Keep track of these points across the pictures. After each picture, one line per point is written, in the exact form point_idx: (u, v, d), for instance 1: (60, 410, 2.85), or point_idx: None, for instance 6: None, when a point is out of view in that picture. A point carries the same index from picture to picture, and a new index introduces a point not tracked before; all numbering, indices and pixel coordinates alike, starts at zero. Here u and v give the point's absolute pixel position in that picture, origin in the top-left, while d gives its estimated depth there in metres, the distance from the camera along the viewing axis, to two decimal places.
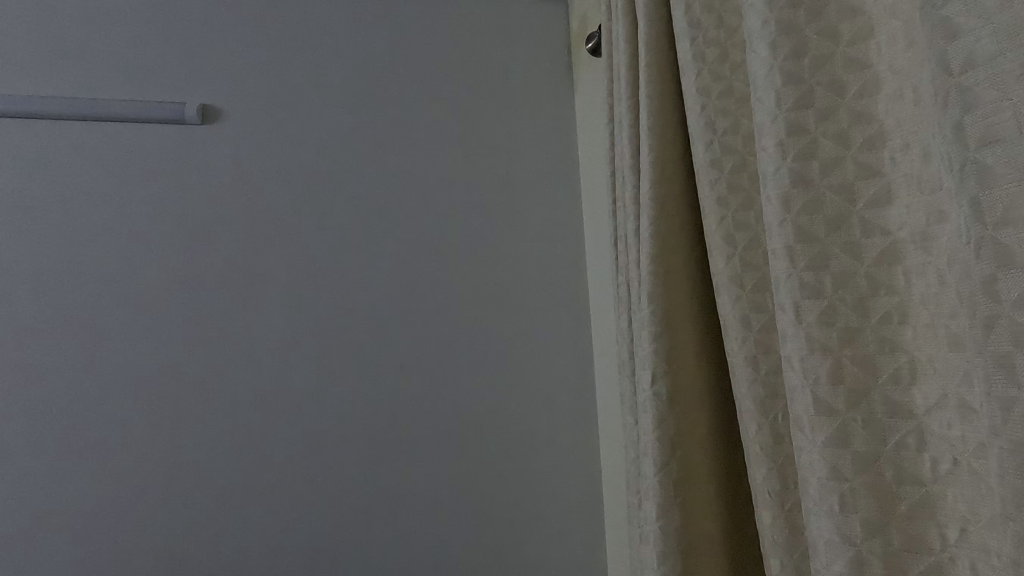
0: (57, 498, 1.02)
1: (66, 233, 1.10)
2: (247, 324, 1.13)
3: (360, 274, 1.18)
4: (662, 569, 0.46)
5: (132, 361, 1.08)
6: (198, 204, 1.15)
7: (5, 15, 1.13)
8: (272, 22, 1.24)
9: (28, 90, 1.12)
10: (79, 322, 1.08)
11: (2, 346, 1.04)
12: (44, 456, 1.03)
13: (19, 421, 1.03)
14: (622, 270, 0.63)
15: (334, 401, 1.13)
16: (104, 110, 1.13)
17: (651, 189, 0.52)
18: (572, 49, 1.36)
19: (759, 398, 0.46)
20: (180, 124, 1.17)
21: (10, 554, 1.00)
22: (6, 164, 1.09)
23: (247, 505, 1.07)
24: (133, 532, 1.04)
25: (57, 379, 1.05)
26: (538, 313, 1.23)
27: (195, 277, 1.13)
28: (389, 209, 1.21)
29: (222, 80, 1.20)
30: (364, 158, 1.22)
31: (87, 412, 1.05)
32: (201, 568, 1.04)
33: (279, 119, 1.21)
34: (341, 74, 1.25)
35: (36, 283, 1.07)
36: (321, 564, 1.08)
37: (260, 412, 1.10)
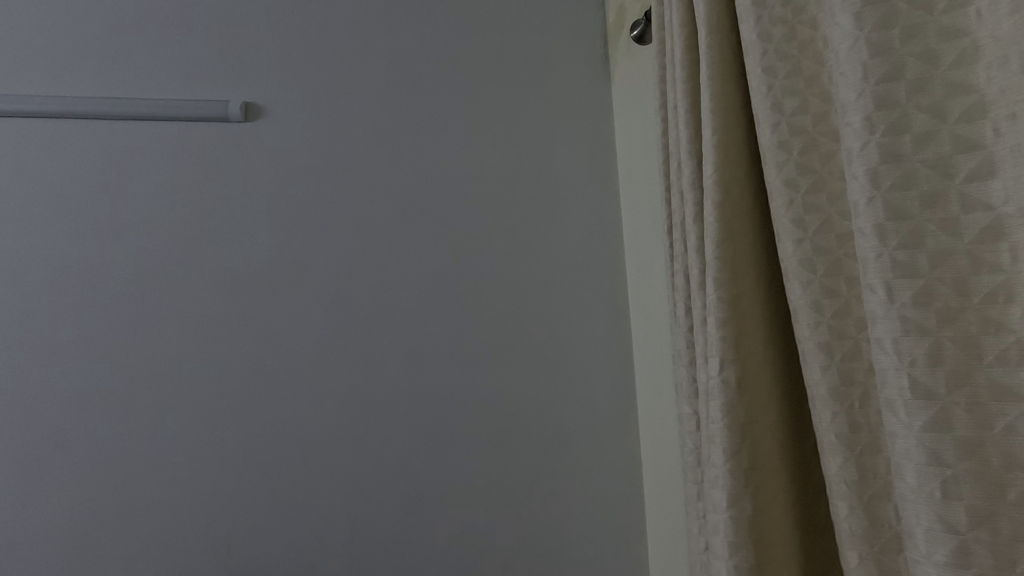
0: (113, 486, 1.06)
1: (117, 230, 1.13)
2: (289, 318, 1.15)
3: (399, 269, 1.19)
4: (734, 561, 0.45)
5: (181, 354, 1.11)
6: (242, 200, 1.17)
7: (61, 19, 1.17)
8: (311, 20, 1.25)
9: (83, 91, 1.16)
10: (130, 315, 1.11)
11: (62, 337, 1.09)
12: (101, 444, 1.07)
13: (77, 410, 1.07)
14: (679, 258, 0.62)
15: (375, 394, 1.14)
16: (153, 109, 1.16)
17: (715, 172, 0.51)
18: (608, 39, 1.34)
19: (834, 385, 0.45)
20: (224, 121, 1.19)
21: (70, 538, 1.04)
22: (64, 163, 1.14)
23: (291, 496, 1.09)
24: (183, 521, 1.07)
25: (111, 370, 1.09)
26: (577, 306, 1.22)
27: (240, 272, 1.15)
28: (426, 204, 1.22)
29: (263, 78, 1.22)
30: (402, 153, 1.23)
31: (140, 402, 1.09)
32: (248, 557, 1.07)
33: (318, 116, 1.22)
34: (378, 70, 1.26)
35: (92, 278, 1.11)
36: (364, 555, 1.09)
37: (304, 404, 1.12)
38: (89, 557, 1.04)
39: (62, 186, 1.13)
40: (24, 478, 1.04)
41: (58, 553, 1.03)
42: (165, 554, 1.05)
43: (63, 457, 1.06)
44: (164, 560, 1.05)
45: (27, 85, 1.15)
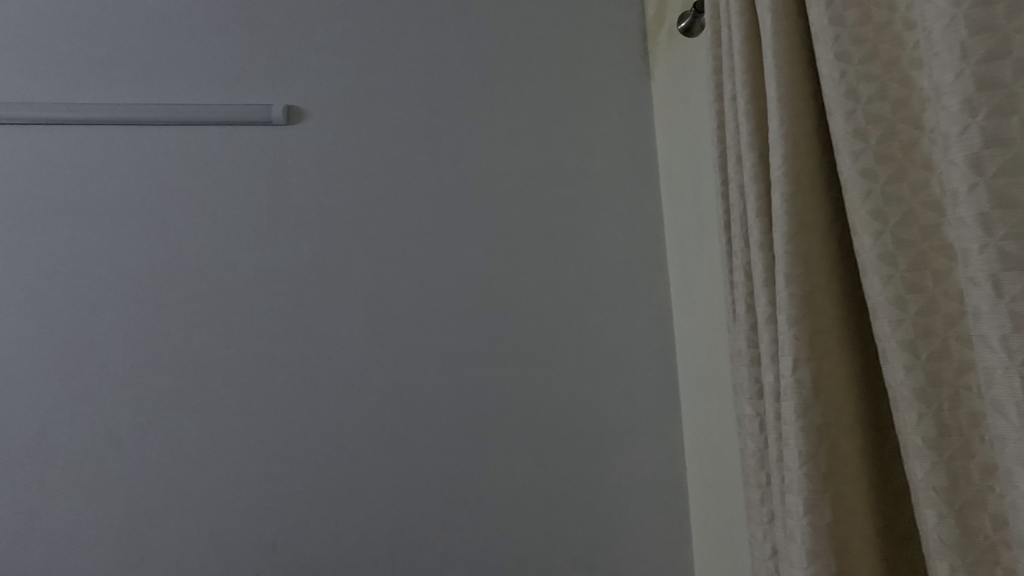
0: (164, 481, 1.09)
1: (166, 233, 1.17)
2: (331, 319, 1.16)
3: (438, 268, 1.19)
4: (813, 569, 0.43)
5: (227, 353, 1.14)
6: (285, 202, 1.19)
7: (115, 31, 1.22)
8: (350, 23, 1.27)
9: (135, 99, 1.21)
10: (179, 315, 1.14)
11: (115, 337, 1.13)
12: (152, 441, 1.10)
13: (130, 407, 1.11)
14: (739, 254, 0.60)
15: (415, 394, 1.14)
16: (199, 114, 1.19)
17: (784, 164, 0.49)
18: (647, 34, 1.31)
19: (920, 386, 0.42)
20: (267, 124, 1.21)
21: (123, 532, 1.07)
22: (117, 168, 1.18)
23: (334, 495, 1.10)
24: (231, 517, 1.09)
25: (161, 368, 1.12)
26: (618, 306, 1.20)
27: (283, 273, 1.17)
28: (465, 203, 1.22)
29: (304, 81, 1.24)
30: (440, 153, 1.23)
31: (188, 400, 1.12)
32: (294, 554, 1.08)
33: (357, 118, 1.23)
34: (416, 71, 1.26)
35: (143, 279, 1.15)
36: (406, 556, 1.09)
37: (346, 403, 1.13)
38: (142, 551, 1.07)
39: (115, 191, 1.17)
40: (81, 473, 1.08)
41: (113, 547, 1.06)
42: (213, 551, 1.07)
43: (117, 454, 1.09)
44: (211, 556, 1.07)
45: (84, 95, 1.20)
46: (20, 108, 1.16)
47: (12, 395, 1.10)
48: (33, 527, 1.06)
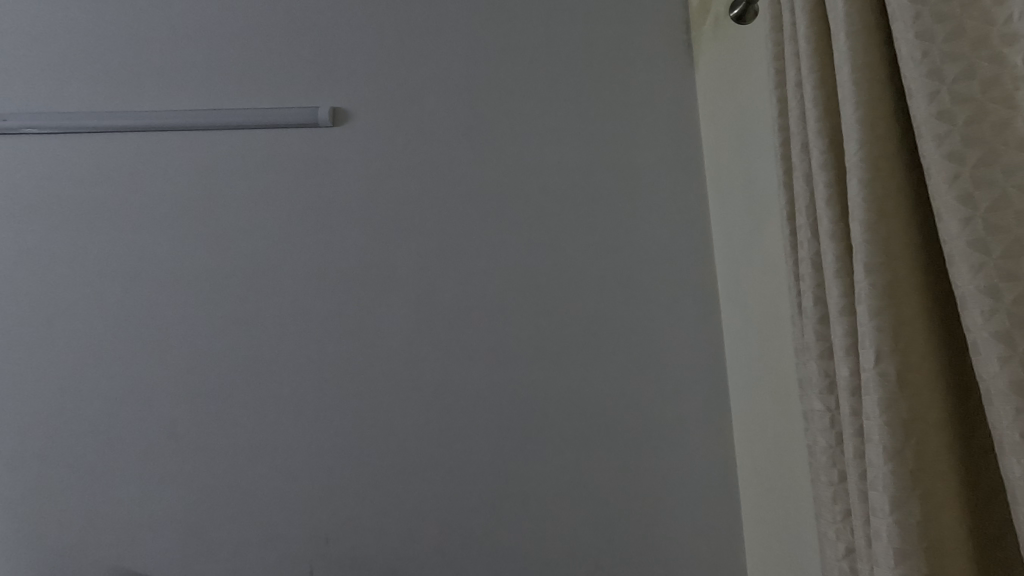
0: (221, 475, 1.12)
1: (219, 234, 1.20)
2: (378, 317, 1.17)
3: (482, 266, 1.19)
4: (902, 570, 0.41)
5: (278, 351, 1.16)
6: (332, 203, 1.21)
7: (170, 41, 1.27)
8: (392, 25, 1.28)
9: (188, 105, 1.25)
10: (233, 314, 1.18)
11: (174, 335, 1.17)
12: (210, 435, 1.14)
13: (188, 403, 1.15)
14: (806, 244, 0.58)
15: (462, 390, 1.15)
16: (249, 118, 1.22)
17: (860, 149, 0.47)
18: (691, 25, 1.29)
19: (1018, 380, 0.40)
20: (314, 127, 1.24)
21: (184, 523, 1.11)
22: (174, 172, 1.22)
23: (383, 491, 1.12)
24: (285, 510, 1.11)
25: (216, 366, 1.16)
26: (665, 301, 1.18)
27: (331, 272, 1.19)
28: (508, 200, 1.22)
29: (349, 84, 1.26)
30: (483, 152, 1.23)
31: (243, 396, 1.15)
32: (346, 548, 1.10)
33: (401, 118, 1.25)
34: (457, 70, 1.27)
35: (199, 280, 1.19)
36: (454, 551, 1.10)
37: (394, 399, 1.15)
38: (201, 543, 1.10)
39: (171, 195, 1.22)
40: (144, 466, 1.13)
41: (174, 538, 1.11)
42: (268, 543, 1.10)
43: (176, 448, 1.13)
44: (267, 548, 1.10)
45: (142, 103, 1.25)
46: (84, 118, 1.22)
47: (80, 392, 1.15)
48: (101, 516, 1.11)
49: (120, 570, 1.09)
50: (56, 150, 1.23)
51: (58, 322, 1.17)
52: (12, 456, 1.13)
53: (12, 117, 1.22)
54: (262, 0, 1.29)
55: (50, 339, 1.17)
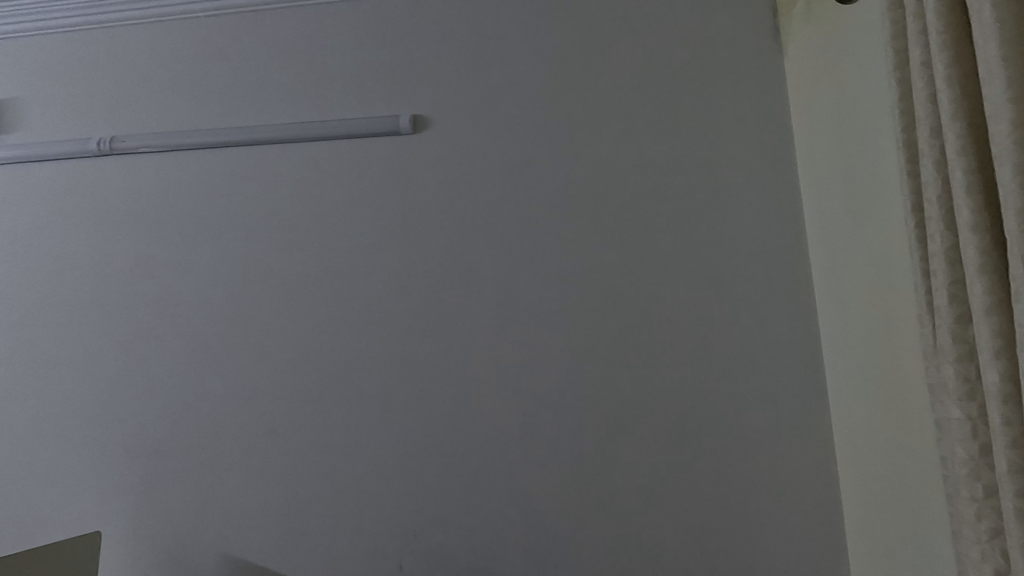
0: (315, 470, 1.18)
1: (311, 240, 1.26)
2: (459, 318, 1.19)
3: (563, 267, 1.18)
4: None
5: (367, 351, 1.21)
6: (413, 207, 1.25)
7: (263, 60, 1.35)
8: (469, 32, 1.30)
9: (280, 119, 1.32)
10: (322, 316, 1.23)
11: (270, 337, 1.24)
12: (304, 432, 1.20)
13: (285, 401, 1.21)
14: (937, 238, 0.54)
15: (543, 391, 1.15)
16: (335, 129, 1.28)
17: (1013, 133, 0.43)
18: (778, 8, 1.22)
19: None
20: (395, 135, 1.28)
21: (281, 514, 1.17)
22: (268, 183, 1.30)
23: (468, 489, 1.13)
24: (374, 506, 1.15)
25: (310, 366, 1.22)
26: (756, 300, 1.13)
27: (414, 275, 1.22)
28: (586, 198, 1.20)
29: (428, 91, 1.29)
30: (560, 151, 1.23)
31: (333, 395, 1.20)
32: (432, 544, 1.12)
33: (478, 122, 1.26)
34: (533, 71, 1.27)
35: (291, 284, 1.25)
36: (539, 552, 1.10)
37: (476, 399, 1.16)
38: (299, 534, 1.16)
39: (268, 204, 1.29)
40: (247, 460, 1.20)
41: (275, 529, 1.17)
42: (360, 537, 1.15)
43: (275, 444, 1.20)
44: (358, 541, 1.14)
45: (239, 119, 1.33)
46: (190, 136, 1.32)
47: (191, 391, 1.24)
48: (209, 506, 1.19)
49: (228, 557, 1.17)
50: (166, 167, 1.33)
51: (170, 325, 1.27)
52: (133, 448, 1.23)
53: (129, 139, 1.33)
54: (345, 16, 1.34)
55: (162, 340, 1.26)
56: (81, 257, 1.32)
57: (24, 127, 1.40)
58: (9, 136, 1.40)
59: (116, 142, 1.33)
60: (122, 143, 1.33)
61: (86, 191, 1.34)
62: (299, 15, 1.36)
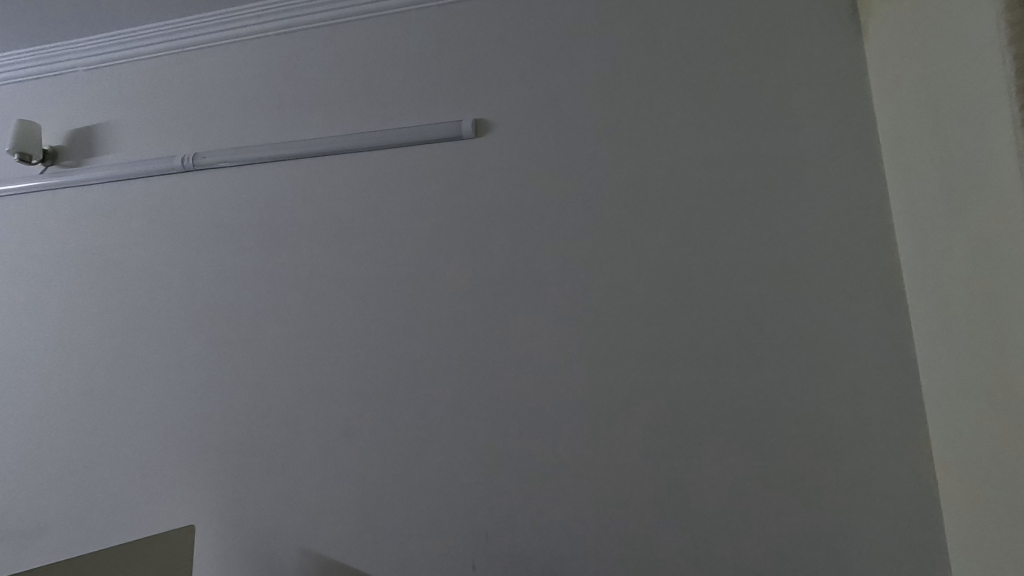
0: (388, 471, 1.20)
1: (379, 246, 1.29)
2: (526, 320, 1.19)
3: (629, 267, 1.16)
4: None
5: (435, 355, 1.22)
6: (477, 211, 1.26)
7: (330, 74, 1.40)
8: (528, 34, 1.30)
9: (347, 130, 1.36)
10: (391, 320, 1.26)
11: (343, 341, 1.28)
12: (376, 433, 1.22)
13: (357, 403, 1.24)
14: None
15: (613, 393, 1.13)
16: (400, 136, 1.30)
17: None
18: None
19: None
20: (458, 140, 1.29)
21: (357, 512, 1.20)
22: (337, 192, 1.34)
23: (538, 491, 1.13)
24: (446, 506, 1.17)
25: (381, 369, 1.25)
26: (838, 297, 1.07)
27: (480, 277, 1.23)
28: (652, 196, 1.18)
29: (489, 95, 1.29)
30: (624, 149, 1.21)
31: (404, 397, 1.22)
32: (504, 545, 1.13)
33: (540, 124, 1.26)
34: (595, 70, 1.25)
35: (361, 289, 1.29)
36: (611, 554, 1.08)
37: (544, 400, 1.16)
38: (374, 532, 1.19)
39: (337, 212, 1.33)
40: (324, 460, 1.24)
41: (350, 527, 1.20)
42: (433, 536, 1.16)
43: (349, 445, 1.23)
44: (430, 540, 1.16)
45: (309, 132, 1.38)
46: (265, 150, 1.37)
47: (271, 393, 1.29)
48: (289, 503, 1.24)
49: (308, 552, 1.21)
50: (244, 180, 1.40)
51: (250, 330, 1.33)
52: (220, 448, 1.30)
53: (210, 155, 1.41)
54: (407, 27, 1.37)
55: (244, 345, 1.33)
56: (170, 268, 1.40)
57: (117, 149, 1.51)
58: (105, 157, 1.52)
59: (199, 158, 1.41)
60: (203, 159, 1.41)
61: (173, 204, 1.43)
62: (363, 29, 1.39)
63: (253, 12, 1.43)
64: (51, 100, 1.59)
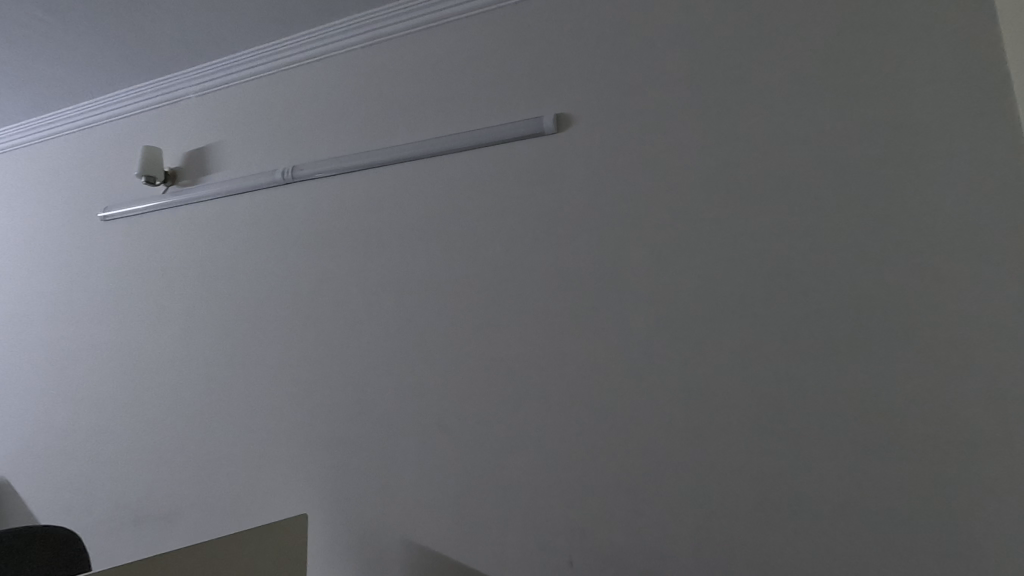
0: (483, 466, 1.23)
1: (466, 245, 1.32)
2: (616, 315, 1.17)
3: (723, 257, 1.11)
4: None
5: (526, 351, 1.23)
6: (562, 207, 1.25)
7: (414, 82, 1.44)
8: (607, 23, 1.27)
9: (432, 134, 1.40)
10: (481, 318, 1.28)
11: (435, 339, 1.31)
12: (470, 429, 1.25)
13: (451, 399, 1.28)
14: None
15: (710, 389, 1.08)
16: (482, 137, 1.32)
17: None
18: None
19: None
20: (539, 136, 1.29)
21: (454, 506, 1.23)
22: (424, 195, 1.38)
23: (634, 489, 1.10)
24: (541, 502, 1.17)
25: (472, 366, 1.27)
26: (965, 279, 0.94)
27: (567, 273, 1.22)
28: (745, 180, 1.11)
29: (570, 89, 1.28)
30: (713, 133, 1.15)
31: (496, 394, 1.24)
32: (602, 542, 1.11)
33: (623, 114, 1.23)
34: (679, 53, 1.20)
35: (451, 289, 1.32)
36: (714, 555, 1.04)
37: (637, 397, 1.13)
38: (472, 526, 1.21)
39: (426, 214, 1.37)
40: (421, 454, 1.28)
41: (449, 520, 1.23)
42: (528, 533, 1.17)
43: (445, 440, 1.27)
44: (527, 535, 1.17)
45: (396, 139, 1.43)
46: (355, 158, 1.44)
47: (369, 391, 1.36)
48: (390, 495, 1.30)
49: (410, 543, 1.26)
50: (337, 189, 1.47)
51: (348, 331, 1.40)
52: (327, 443, 1.37)
53: (307, 167, 1.50)
54: (485, 29, 1.38)
55: (344, 345, 1.40)
56: (276, 276, 1.51)
57: (226, 167, 1.64)
58: (215, 175, 1.65)
59: (297, 171, 1.50)
60: (301, 171, 1.50)
61: (276, 215, 1.54)
62: (444, 34, 1.43)
63: (340, 27, 1.50)
64: (168, 126, 1.76)
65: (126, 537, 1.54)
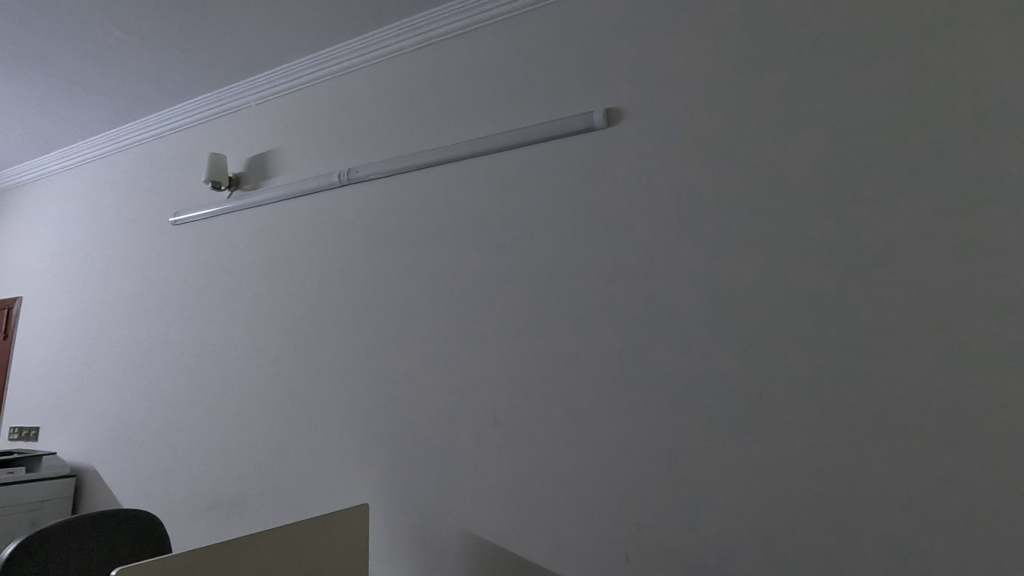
0: (538, 460, 1.24)
1: (518, 242, 1.34)
2: (670, 309, 1.16)
3: (784, 248, 1.07)
4: None
5: (578, 346, 1.24)
6: (614, 201, 1.25)
7: (464, 83, 1.47)
8: (658, 15, 1.26)
9: (482, 133, 1.42)
10: (534, 313, 1.29)
11: (489, 335, 1.34)
12: (525, 423, 1.27)
13: (505, 394, 1.30)
14: None
15: (769, 383, 1.05)
16: (532, 134, 1.33)
17: None
18: None
19: None
20: (590, 131, 1.29)
21: (510, 499, 1.25)
22: (476, 194, 1.41)
23: (692, 484, 1.09)
24: (596, 496, 1.17)
25: (525, 361, 1.29)
26: None
27: (619, 268, 1.22)
28: (805, 167, 1.08)
29: (620, 84, 1.28)
30: (770, 121, 1.12)
31: (550, 388, 1.25)
32: (658, 537, 1.10)
33: (675, 106, 1.22)
34: (733, 42, 1.18)
35: (503, 285, 1.34)
36: (776, 554, 1.01)
37: (693, 392, 1.11)
38: (527, 518, 1.23)
39: (478, 212, 1.40)
40: (477, 447, 1.31)
41: (505, 512, 1.25)
42: (584, 526, 1.17)
43: (500, 433, 1.29)
44: (582, 528, 1.17)
45: (447, 139, 1.47)
46: (409, 159, 1.48)
47: (426, 384, 1.39)
48: (448, 487, 1.33)
49: (467, 534, 1.29)
50: (392, 189, 1.52)
51: (404, 327, 1.44)
52: (386, 435, 1.42)
53: (362, 169, 1.55)
54: (534, 27, 1.40)
55: (400, 341, 1.44)
56: (335, 274, 1.56)
57: (286, 171, 1.72)
58: (276, 179, 1.73)
59: (353, 173, 1.56)
60: (357, 173, 1.55)
61: (333, 216, 1.60)
62: (493, 34, 1.45)
63: (392, 32, 1.55)
64: (232, 134, 1.85)
65: (200, 522, 1.64)
